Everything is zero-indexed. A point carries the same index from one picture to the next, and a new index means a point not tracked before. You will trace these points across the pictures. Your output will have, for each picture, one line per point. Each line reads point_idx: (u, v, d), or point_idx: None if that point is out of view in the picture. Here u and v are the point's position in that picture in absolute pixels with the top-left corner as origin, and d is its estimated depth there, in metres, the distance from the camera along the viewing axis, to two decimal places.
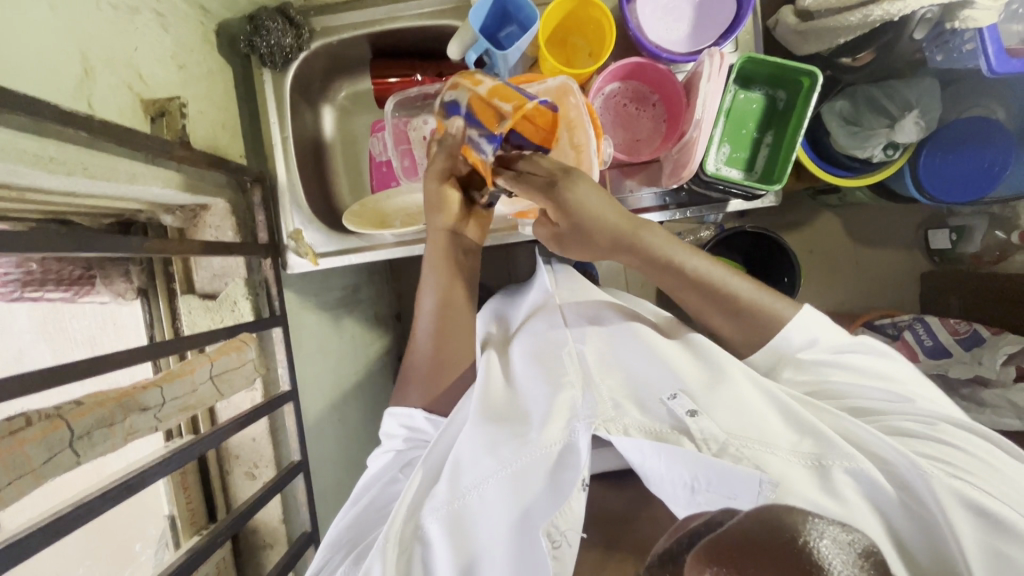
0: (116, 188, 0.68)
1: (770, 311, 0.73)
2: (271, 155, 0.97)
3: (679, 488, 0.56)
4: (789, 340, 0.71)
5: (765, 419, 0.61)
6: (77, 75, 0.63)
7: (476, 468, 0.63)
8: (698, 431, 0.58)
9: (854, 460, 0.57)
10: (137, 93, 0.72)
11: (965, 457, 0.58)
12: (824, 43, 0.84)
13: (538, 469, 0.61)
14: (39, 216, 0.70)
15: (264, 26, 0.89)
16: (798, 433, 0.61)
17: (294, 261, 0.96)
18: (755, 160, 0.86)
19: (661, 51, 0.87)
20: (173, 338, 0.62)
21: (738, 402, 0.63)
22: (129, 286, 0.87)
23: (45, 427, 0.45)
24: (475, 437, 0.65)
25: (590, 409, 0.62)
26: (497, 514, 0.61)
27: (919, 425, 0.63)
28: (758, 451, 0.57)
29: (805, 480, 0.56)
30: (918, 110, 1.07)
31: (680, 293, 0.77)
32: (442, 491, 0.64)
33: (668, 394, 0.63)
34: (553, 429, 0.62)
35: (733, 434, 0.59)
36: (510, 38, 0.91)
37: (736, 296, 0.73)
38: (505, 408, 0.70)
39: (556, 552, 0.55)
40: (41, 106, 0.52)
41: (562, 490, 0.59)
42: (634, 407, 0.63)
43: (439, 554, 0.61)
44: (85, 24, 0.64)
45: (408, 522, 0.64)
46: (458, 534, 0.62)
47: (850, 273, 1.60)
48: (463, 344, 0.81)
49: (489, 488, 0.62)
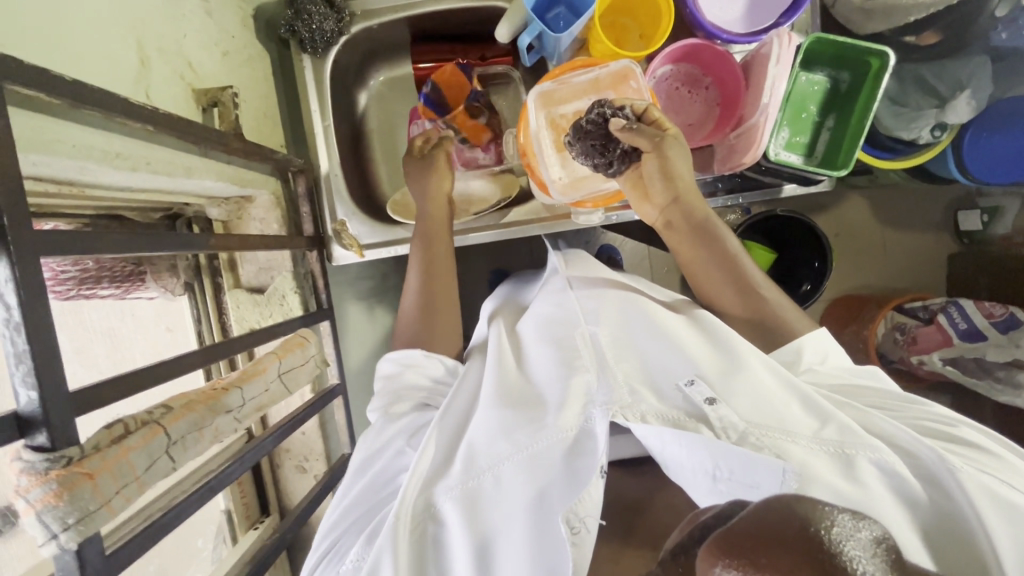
0: (173, 181, 0.66)
1: (774, 303, 0.71)
2: (312, 143, 0.95)
3: (701, 476, 0.50)
4: (814, 352, 0.66)
5: (785, 405, 0.55)
6: (133, 66, 0.60)
7: (488, 450, 0.57)
8: (717, 419, 0.52)
9: (879, 451, 0.51)
10: (188, 84, 0.70)
11: (989, 458, 0.52)
12: (890, 22, 0.81)
13: (551, 453, 0.54)
14: (91, 212, 0.68)
15: (306, 10, 0.86)
16: (816, 417, 0.54)
17: (339, 253, 0.94)
18: (816, 145, 0.84)
19: (720, 31, 0.83)
20: (227, 340, 0.61)
21: (758, 391, 0.55)
22: (177, 281, 0.85)
23: (145, 434, 0.44)
24: (490, 419, 0.59)
25: (607, 395, 0.56)
26: (509, 498, 0.54)
27: (941, 425, 0.57)
28: (779, 441, 0.51)
29: (825, 467, 0.50)
30: (971, 89, 1.03)
31: (701, 273, 0.76)
32: (453, 473, 0.57)
33: (684, 379, 0.57)
34: (570, 415, 0.55)
35: (753, 423, 0.52)
36: (559, 19, 0.87)
37: (747, 280, 0.72)
38: (518, 386, 0.64)
39: (577, 539, 0.50)
40: (115, 100, 0.50)
41: (579, 478, 0.53)
42: (651, 394, 0.56)
43: (454, 536, 0.55)
44: (140, 12, 0.62)
45: (421, 503, 0.57)
46: (471, 519, 0.55)
47: (878, 259, 1.55)
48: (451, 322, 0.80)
49: (505, 472, 0.55)
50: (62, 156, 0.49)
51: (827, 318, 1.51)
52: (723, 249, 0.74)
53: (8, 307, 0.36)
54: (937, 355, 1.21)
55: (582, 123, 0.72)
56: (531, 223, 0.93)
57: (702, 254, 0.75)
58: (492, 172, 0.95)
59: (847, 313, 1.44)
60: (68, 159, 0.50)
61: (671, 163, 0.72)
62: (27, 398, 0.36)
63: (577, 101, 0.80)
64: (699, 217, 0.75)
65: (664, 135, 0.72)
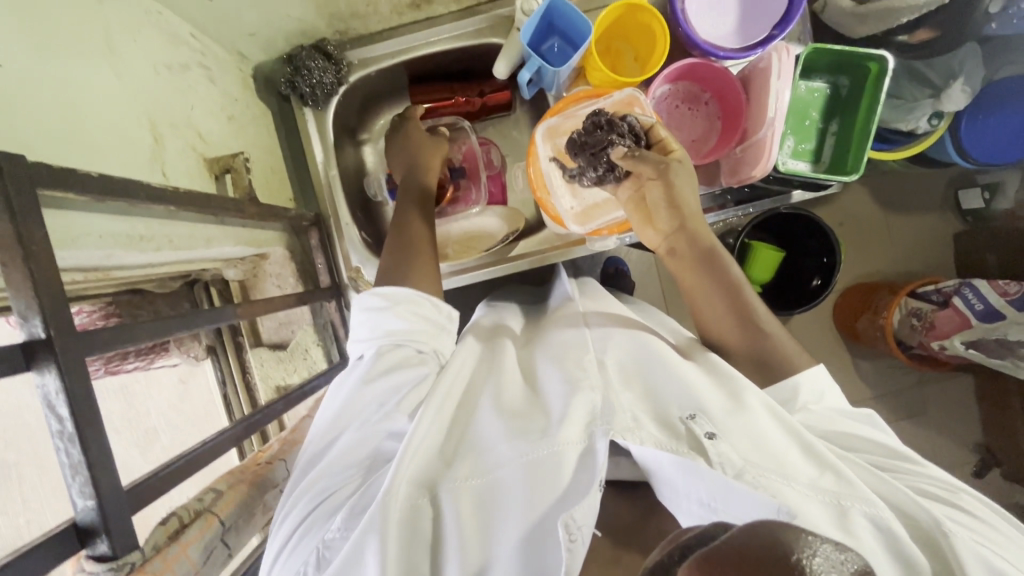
0: (194, 253, 0.67)
1: (777, 339, 0.67)
2: (320, 194, 0.95)
3: (692, 503, 0.49)
4: (812, 391, 0.64)
5: (785, 452, 0.53)
6: (148, 145, 0.61)
7: (492, 450, 0.54)
8: (716, 454, 0.50)
9: (877, 507, 0.49)
10: (200, 154, 0.70)
11: (987, 529, 0.52)
12: (884, 24, 0.82)
13: (555, 464, 0.51)
14: (113, 291, 0.69)
15: (305, 66, 0.88)
16: (817, 466, 0.53)
17: (357, 300, 0.94)
18: (822, 152, 0.85)
19: (716, 49, 0.84)
20: (253, 414, 0.60)
21: (760, 432, 0.54)
22: (200, 345, 0.85)
23: (201, 526, 0.44)
24: (497, 423, 0.56)
25: (609, 415, 0.54)
26: (508, 504, 0.51)
27: (942, 491, 0.56)
28: (776, 484, 0.49)
29: (822, 520, 0.48)
30: (964, 76, 1.02)
31: (701, 297, 0.71)
32: (459, 467, 0.54)
33: (686, 414, 0.55)
34: (575, 425, 0.53)
35: (751, 462, 0.50)
36: (555, 51, 0.89)
37: (748, 312, 0.68)
38: (524, 394, 0.62)
39: (572, 545, 0.46)
40: (137, 188, 0.50)
41: (578, 490, 0.50)
42: (654, 422, 0.54)
43: (448, 544, 0.50)
44: (148, 92, 0.62)
45: (417, 493, 0.52)
46: (466, 523, 0.51)
47: (885, 244, 1.50)
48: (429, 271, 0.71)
49: (506, 474, 0.52)
50: (89, 247, 0.49)
51: (836, 313, 1.46)
52: (723, 272, 0.70)
53: (62, 418, 0.35)
54: (958, 339, 1.20)
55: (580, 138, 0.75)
56: (544, 251, 0.93)
57: (699, 279, 0.71)
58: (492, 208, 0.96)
59: (856, 304, 1.41)
60: (96, 250, 0.50)
61: (676, 188, 0.70)
62: (84, 506, 0.36)
63: None
64: (705, 245, 0.71)
65: (669, 161, 0.70)
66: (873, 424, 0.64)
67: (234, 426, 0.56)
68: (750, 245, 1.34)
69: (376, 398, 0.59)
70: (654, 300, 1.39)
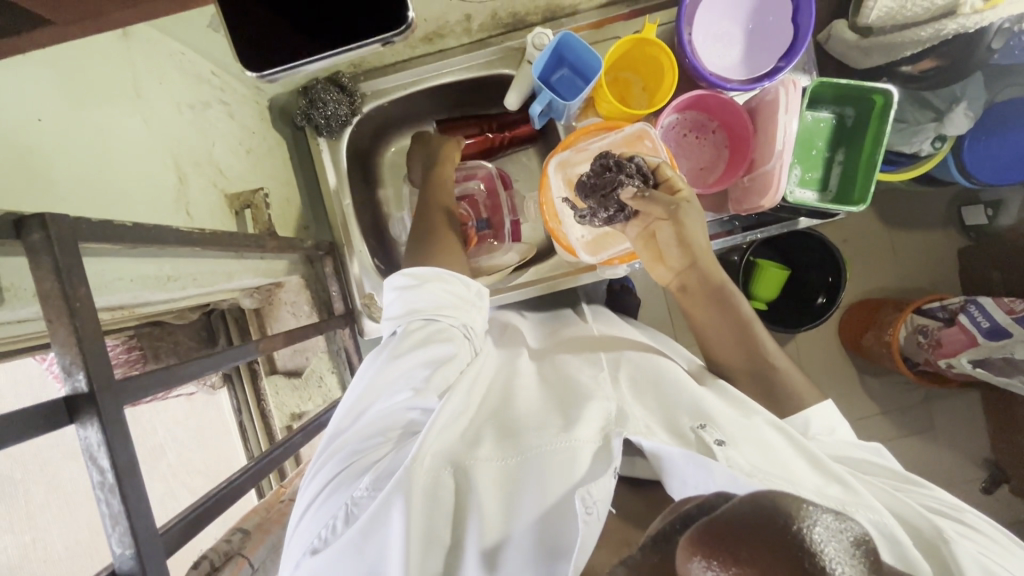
0: (215, 287, 0.68)
1: (785, 374, 0.70)
2: (333, 222, 0.97)
3: (694, 493, 0.46)
4: (821, 425, 0.65)
5: (789, 465, 0.53)
6: (173, 185, 0.62)
7: (522, 433, 0.53)
8: (725, 458, 0.49)
9: (880, 514, 0.48)
10: (221, 189, 0.72)
11: (992, 544, 0.51)
12: (888, 56, 0.83)
13: (576, 455, 0.50)
14: (135, 324, 0.71)
15: (320, 98, 0.90)
16: (823, 477, 0.53)
17: (370, 326, 0.95)
18: (828, 180, 0.86)
19: (724, 81, 0.86)
20: (270, 450, 0.61)
21: (766, 444, 0.55)
22: (216, 374, 0.87)
23: (233, 568, 0.49)
24: (525, 414, 0.56)
25: (627, 419, 0.53)
26: (528, 480, 0.50)
27: (945, 507, 0.56)
28: (781, 483, 0.48)
29: None
30: (965, 101, 1.05)
31: (712, 331, 0.74)
32: (487, 446, 0.52)
33: (695, 424, 0.55)
34: (592, 424, 0.52)
35: (759, 468, 0.49)
36: (563, 80, 0.90)
37: (755, 350, 0.71)
38: (548, 391, 0.62)
39: (590, 518, 0.44)
40: (167, 232, 0.52)
41: (596, 469, 0.49)
42: (665, 431, 0.53)
43: (472, 516, 0.49)
44: (173, 133, 0.64)
45: (441, 465, 0.50)
46: (481, 503, 0.49)
47: (889, 261, 1.51)
48: (457, 254, 0.75)
49: (531, 456, 0.51)
50: (120, 291, 0.51)
51: (843, 331, 1.47)
52: (733, 312, 0.73)
53: (102, 470, 0.37)
54: (965, 358, 1.21)
55: (587, 180, 0.76)
56: (555, 277, 0.94)
57: (708, 317, 0.74)
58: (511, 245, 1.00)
59: (862, 320, 1.41)
60: (127, 292, 0.52)
61: (686, 229, 0.72)
62: (123, 555, 0.37)
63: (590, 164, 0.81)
64: (716, 283, 0.74)
65: (679, 202, 0.72)
66: (878, 454, 0.65)
67: (255, 463, 0.57)
68: (757, 264, 1.35)
69: (407, 373, 0.59)
70: (662, 320, 1.40)
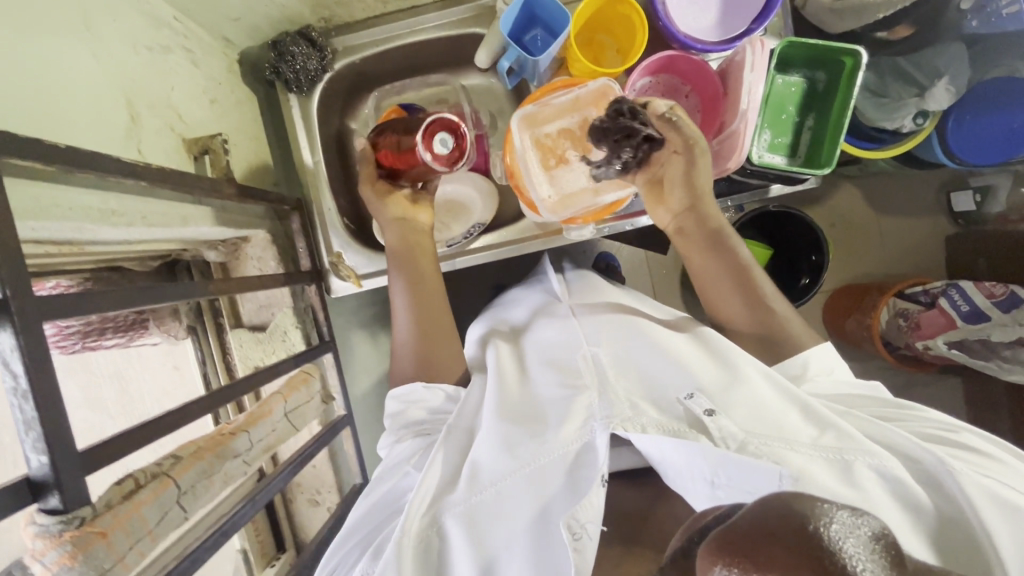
0: (170, 232, 0.68)
1: (784, 318, 0.74)
2: (303, 180, 0.97)
3: (699, 484, 0.53)
4: (818, 366, 0.70)
5: (785, 417, 0.58)
6: (125, 123, 0.62)
7: (491, 465, 0.60)
8: (716, 429, 0.54)
9: (878, 457, 0.53)
10: (179, 134, 0.72)
11: (992, 462, 0.54)
12: (861, 20, 0.84)
13: (557, 466, 0.57)
14: (91, 268, 0.70)
15: (289, 51, 0.90)
16: (817, 427, 0.57)
17: (337, 284, 0.95)
18: (797, 145, 0.85)
19: (694, 41, 0.85)
20: (228, 385, 0.61)
21: (756, 401, 0.59)
22: (180, 325, 0.87)
23: (156, 488, 0.46)
24: (495, 434, 0.62)
25: (607, 410, 0.59)
26: (515, 508, 0.57)
27: (940, 431, 0.59)
28: (777, 448, 0.53)
29: (826, 473, 0.52)
30: (948, 76, 1.02)
31: (711, 274, 0.78)
32: (460, 489, 0.60)
33: (684, 394, 0.60)
34: (571, 427, 0.59)
35: (751, 433, 0.54)
36: (537, 41, 0.89)
37: (756, 293, 0.76)
38: (519, 400, 0.67)
39: (578, 544, 0.51)
40: (106, 160, 0.51)
41: (580, 487, 0.55)
42: (652, 406, 0.59)
43: (459, 555, 0.56)
44: (128, 72, 0.64)
45: (428, 523, 0.59)
46: (473, 534, 0.57)
47: (875, 244, 1.51)
48: (439, 302, 0.83)
49: (506, 487, 0.58)
50: (60, 219, 0.51)
51: (828, 312, 1.47)
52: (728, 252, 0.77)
53: (15, 375, 0.37)
54: (942, 340, 1.20)
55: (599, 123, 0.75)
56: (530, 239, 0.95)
57: (708, 261, 0.78)
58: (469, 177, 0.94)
59: (845, 303, 1.41)
60: (68, 222, 0.52)
61: (695, 174, 0.76)
62: (37, 463, 0.37)
63: (559, 120, 0.81)
64: (715, 227, 0.78)
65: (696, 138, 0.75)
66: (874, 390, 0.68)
67: (214, 393, 0.57)
68: None
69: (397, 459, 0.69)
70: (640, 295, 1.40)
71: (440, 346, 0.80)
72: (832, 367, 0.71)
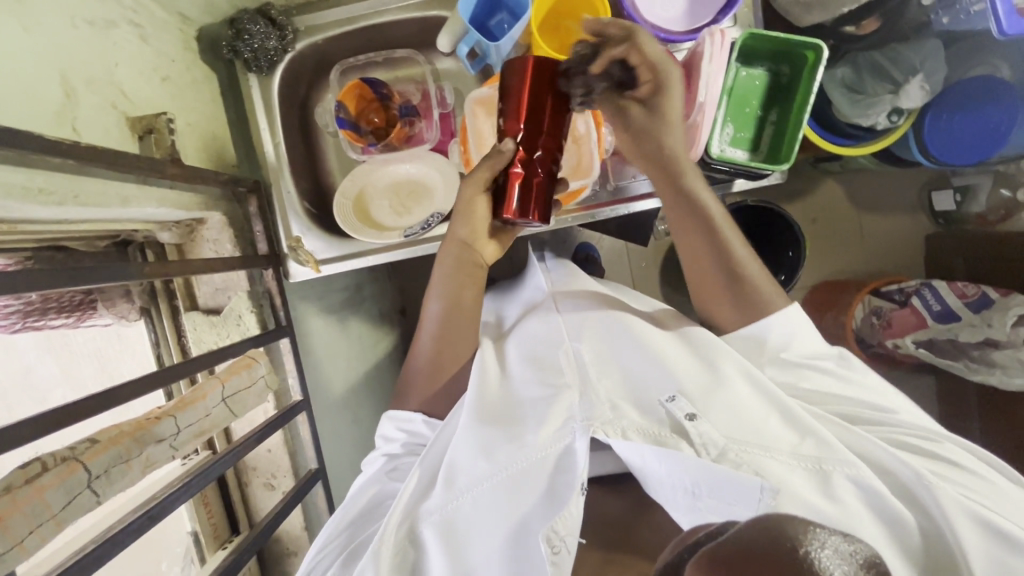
0: (110, 212, 0.67)
1: (769, 299, 0.73)
2: (265, 162, 0.95)
3: (680, 493, 0.54)
4: (777, 339, 0.71)
5: (764, 423, 0.59)
6: (59, 100, 0.61)
7: (471, 470, 0.62)
8: (697, 434, 0.56)
9: (856, 469, 0.55)
10: (122, 112, 0.70)
11: (968, 477, 0.56)
12: (827, 13, 0.95)
13: (535, 471, 0.60)
14: (33, 245, 0.69)
15: (246, 29, 0.87)
16: (798, 434, 0.58)
17: (296, 269, 0.95)
18: (760, 140, 0.85)
19: (659, 30, 0.83)
20: (182, 362, 0.63)
21: (737, 406, 0.61)
22: (132, 306, 0.85)
23: (62, 472, 0.50)
24: (472, 437, 0.64)
25: (588, 412, 0.61)
26: (494, 517, 0.60)
27: (922, 440, 0.61)
28: (757, 456, 0.55)
29: (806, 485, 0.53)
30: (923, 74, 1.00)
31: (692, 253, 0.76)
32: (437, 495, 0.63)
33: (666, 396, 0.61)
34: (548, 431, 0.61)
35: (733, 440, 0.56)
36: (501, 27, 0.88)
37: (753, 291, 0.73)
38: (498, 404, 0.68)
39: (556, 557, 0.53)
40: (27, 138, 0.50)
41: (557, 497, 0.58)
42: (633, 408, 0.61)
43: (434, 561, 0.60)
44: (64, 47, 0.62)
45: (405, 535, 0.62)
46: (449, 541, 0.60)
47: (854, 242, 1.50)
48: (471, 321, 0.80)
49: (483, 492, 0.61)
50: None
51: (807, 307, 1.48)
52: (703, 216, 0.74)
53: None
54: (911, 339, 1.19)
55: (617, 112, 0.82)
56: None
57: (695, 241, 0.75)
58: (419, 154, 0.93)
59: (826, 295, 1.41)
60: None
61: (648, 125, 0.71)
62: None
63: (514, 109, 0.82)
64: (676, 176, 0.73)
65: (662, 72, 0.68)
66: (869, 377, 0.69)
67: (159, 371, 0.60)
68: None
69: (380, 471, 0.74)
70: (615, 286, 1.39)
71: (454, 359, 0.79)
72: (822, 361, 0.70)
